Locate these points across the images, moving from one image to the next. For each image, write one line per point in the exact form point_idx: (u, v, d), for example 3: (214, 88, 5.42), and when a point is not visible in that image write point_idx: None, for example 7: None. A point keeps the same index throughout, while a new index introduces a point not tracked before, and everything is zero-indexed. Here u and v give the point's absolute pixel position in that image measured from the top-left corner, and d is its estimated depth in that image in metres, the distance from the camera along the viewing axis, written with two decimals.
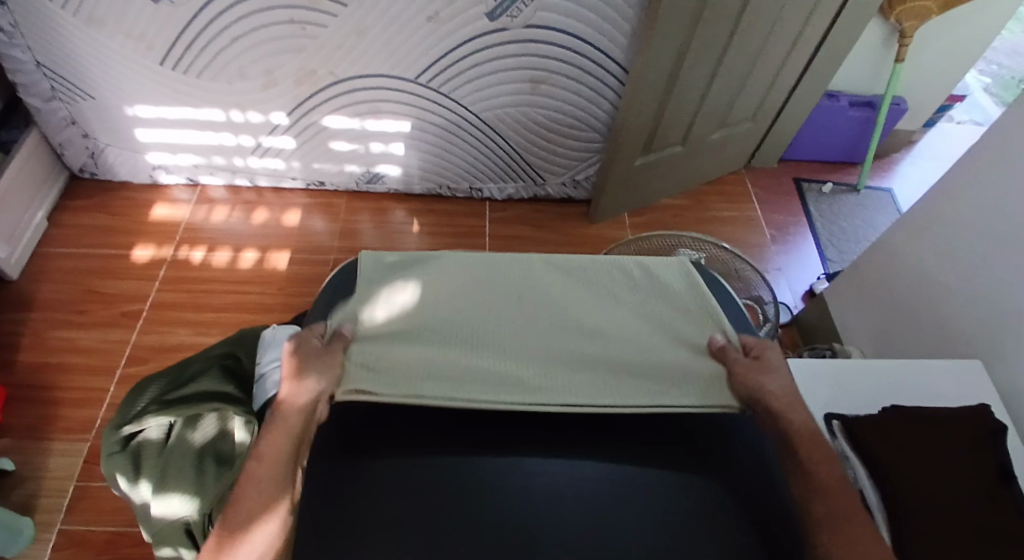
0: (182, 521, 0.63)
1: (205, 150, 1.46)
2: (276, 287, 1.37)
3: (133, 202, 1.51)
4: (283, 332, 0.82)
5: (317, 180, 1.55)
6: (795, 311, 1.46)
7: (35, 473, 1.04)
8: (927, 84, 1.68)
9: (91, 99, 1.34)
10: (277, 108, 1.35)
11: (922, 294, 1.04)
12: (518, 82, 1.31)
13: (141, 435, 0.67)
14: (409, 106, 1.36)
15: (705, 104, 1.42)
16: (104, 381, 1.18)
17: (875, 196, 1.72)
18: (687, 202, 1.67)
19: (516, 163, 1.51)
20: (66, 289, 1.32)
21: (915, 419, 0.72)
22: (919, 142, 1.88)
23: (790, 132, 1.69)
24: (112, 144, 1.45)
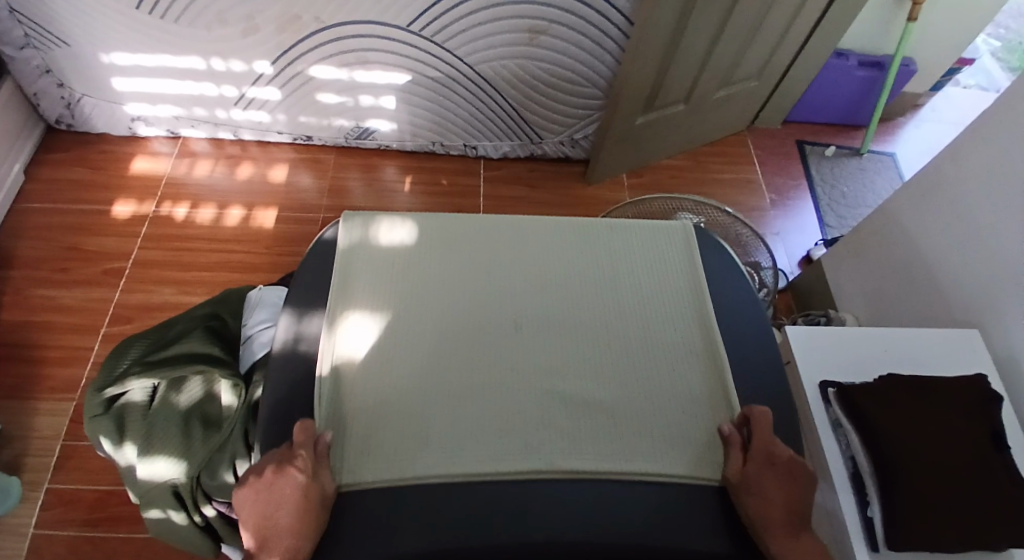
0: (170, 483, 0.63)
1: (185, 101, 1.39)
2: (264, 246, 1.33)
3: (112, 155, 1.45)
4: (270, 293, 0.80)
5: (304, 135, 1.49)
6: (791, 277, 1.45)
7: (23, 432, 1.03)
8: (938, 44, 1.62)
9: (65, 47, 1.25)
10: (260, 56, 1.28)
11: (921, 263, 1.02)
12: (515, 32, 1.23)
13: (125, 397, 0.65)
14: (399, 57, 1.28)
15: (710, 61, 1.36)
16: (89, 341, 1.15)
17: (877, 160, 1.69)
18: (687, 163, 1.63)
19: (512, 120, 1.45)
20: (46, 245, 1.28)
21: (913, 387, 0.71)
22: (925, 106, 1.83)
23: (795, 92, 1.63)
24: (86, 94, 1.37)
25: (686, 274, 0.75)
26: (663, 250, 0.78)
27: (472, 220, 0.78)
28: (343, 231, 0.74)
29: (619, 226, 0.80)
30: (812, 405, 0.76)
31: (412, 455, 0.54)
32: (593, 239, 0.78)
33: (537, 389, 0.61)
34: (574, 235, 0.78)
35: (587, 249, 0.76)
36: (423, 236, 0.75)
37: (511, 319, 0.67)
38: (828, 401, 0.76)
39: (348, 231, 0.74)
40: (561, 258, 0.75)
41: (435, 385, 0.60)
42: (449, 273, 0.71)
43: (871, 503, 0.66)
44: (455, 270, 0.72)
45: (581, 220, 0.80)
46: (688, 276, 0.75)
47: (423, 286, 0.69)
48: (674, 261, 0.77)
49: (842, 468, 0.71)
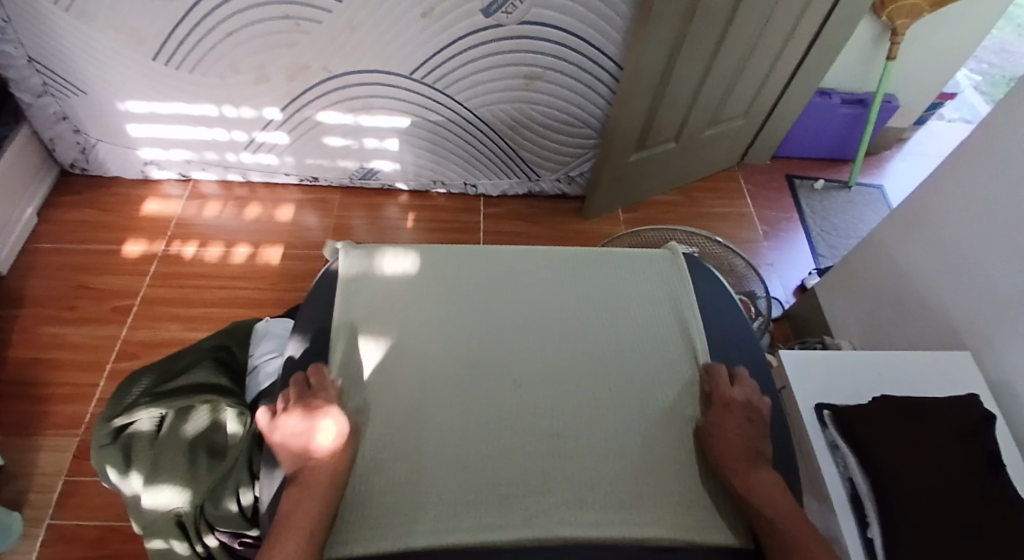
0: (175, 512, 0.64)
1: (197, 145, 1.45)
2: (270, 282, 1.36)
3: (125, 197, 1.50)
4: (276, 325, 0.83)
5: (310, 176, 1.55)
6: (787, 306, 1.47)
7: (26, 469, 1.03)
8: (916, 83, 1.69)
9: (84, 95, 1.33)
10: (269, 103, 1.35)
11: (911, 289, 1.05)
12: (512, 77, 1.31)
13: (132, 426, 0.67)
14: (402, 102, 1.35)
15: (698, 101, 1.43)
16: (94, 377, 1.17)
17: (866, 193, 1.74)
18: (680, 198, 1.68)
19: (510, 159, 1.51)
20: (57, 284, 1.31)
21: (904, 409, 0.73)
22: (909, 140, 1.89)
23: (782, 129, 1.70)
24: (103, 140, 1.44)
25: (674, 292, 0.79)
26: (652, 271, 0.81)
27: (471, 250, 0.82)
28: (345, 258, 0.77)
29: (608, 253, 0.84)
30: (809, 427, 0.77)
31: (416, 469, 0.57)
32: (586, 264, 0.82)
33: (538, 419, 0.63)
34: (569, 262, 0.82)
35: (580, 274, 0.80)
36: (424, 266, 0.78)
37: (510, 355, 0.69)
38: (825, 424, 0.77)
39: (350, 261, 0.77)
40: (555, 283, 0.78)
41: (437, 411, 0.63)
42: (450, 298, 0.74)
43: (871, 525, 0.66)
44: (455, 296, 0.75)
45: (573, 248, 0.84)
46: (678, 295, 0.78)
47: (424, 310, 0.73)
48: (665, 284, 0.80)
49: (842, 491, 0.71)
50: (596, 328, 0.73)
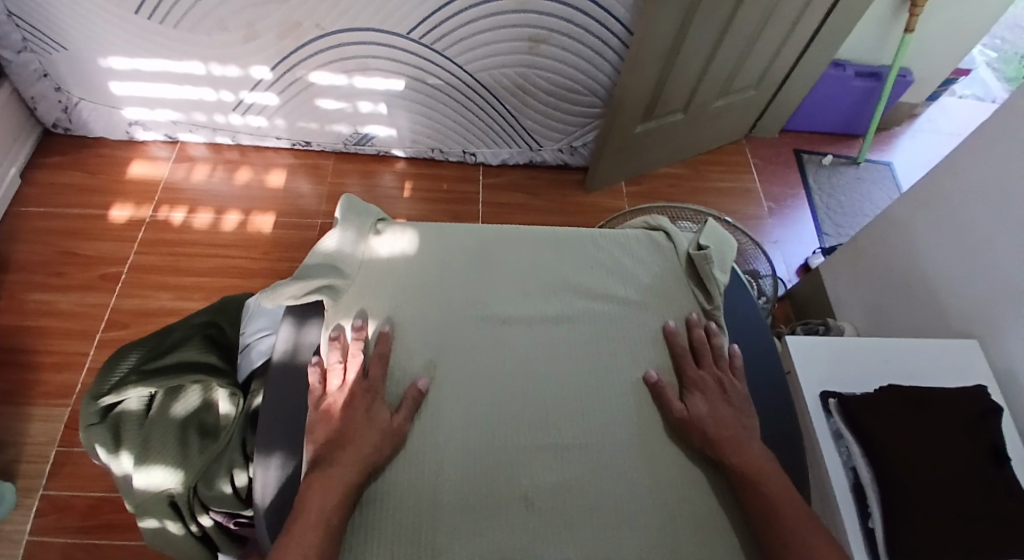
0: (166, 493, 0.62)
1: (184, 105, 1.38)
2: (262, 251, 1.32)
3: (110, 159, 1.44)
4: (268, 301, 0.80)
5: (303, 140, 1.49)
6: (789, 285, 1.45)
7: (17, 439, 1.02)
8: (934, 56, 1.63)
9: (63, 50, 1.25)
10: (259, 62, 1.28)
11: (918, 274, 1.03)
12: (517, 40, 1.24)
13: (121, 405, 0.65)
14: (399, 64, 1.29)
15: (710, 70, 1.36)
16: (84, 346, 1.14)
17: (874, 170, 1.70)
18: (685, 171, 1.63)
19: (511, 127, 1.46)
20: (42, 249, 1.27)
21: (911, 399, 0.72)
22: (921, 116, 1.84)
23: (793, 102, 1.65)
24: (85, 98, 1.37)
25: (679, 273, 0.76)
26: (659, 252, 0.78)
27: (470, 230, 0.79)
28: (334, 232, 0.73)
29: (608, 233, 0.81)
30: (813, 415, 0.76)
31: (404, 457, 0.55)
32: (589, 246, 0.78)
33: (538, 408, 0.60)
34: (572, 245, 0.78)
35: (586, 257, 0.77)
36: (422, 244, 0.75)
37: (509, 340, 0.66)
38: (828, 412, 0.76)
39: (338, 235, 0.73)
40: (563, 270, 0.74)
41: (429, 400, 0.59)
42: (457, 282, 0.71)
43: (873, 515, 0.66)
44: (464, 279, 0.72)
45: (576, 232, 0.81)
46: (684, 267, 0.76)
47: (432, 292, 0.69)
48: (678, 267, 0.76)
49: (843, 479, 0.70)
50: (610, 305, 0.71)
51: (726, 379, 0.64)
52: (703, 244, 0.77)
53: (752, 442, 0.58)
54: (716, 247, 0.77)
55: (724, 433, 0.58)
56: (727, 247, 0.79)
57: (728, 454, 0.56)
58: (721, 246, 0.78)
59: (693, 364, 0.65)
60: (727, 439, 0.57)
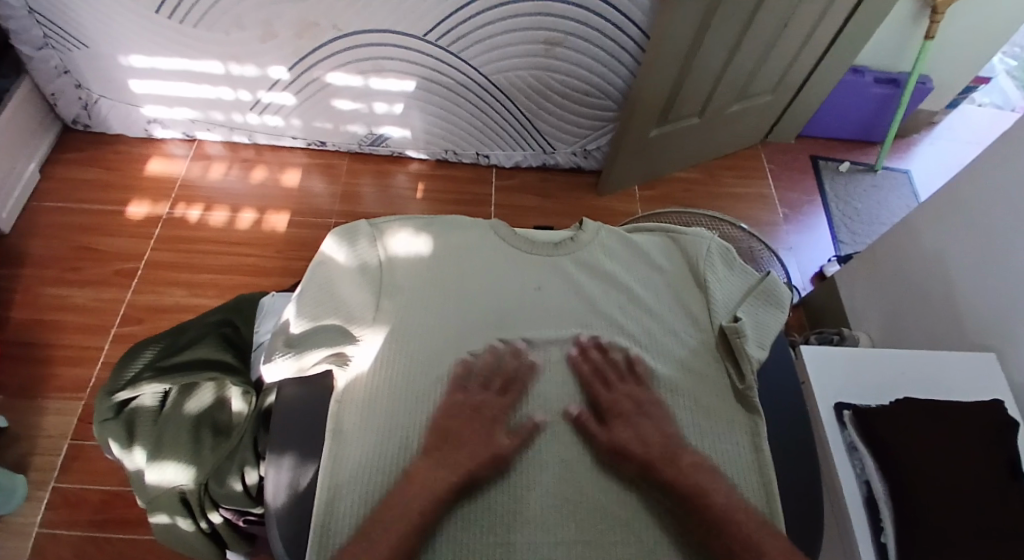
0: (178, 490, 0.63)
1: (201, 104, 1.40)
2: (274, 250, 1.33)
3: (128, 156, 1.46)
4: (282, 299, 0.80)
5: (317, 140, 1.50)
6: (804, 293, 1.43)
7: (32, 431, 1.04)
8: (955, 63, 1.60)
9: (85, 49, 1.27)
10: (276, 62, 1.29)
11: (935, 285, 1.01)
12: (532, 42, 1.24)
13: (135, 401, 0.65)
14: (414, 65, 1.29)
15: (726, 74, 1.35)
16: (99, 340, 1.16)
17: (891, 177, 1.67)
18: (699, 176, 1.62)
19: (525, 129, 1.46)
20: (61, 244, 1.29)
21: (929, 410, 0.70)
22: (941, 123, 1.81)
23: (810, 108, 1.63)
24: (105, 96, 1.39)
25: (711, 336, 0.63)
26: (693, 306, 0.65)
27: (475, 264, 0.65)
28: (335, 244, 0.65)
29: (637, 270, 0.68)
30: (827, 426, 0.75)
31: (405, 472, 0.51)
32: (613, 261, 0.68)
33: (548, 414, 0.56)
34: (588, 285, 0.66)
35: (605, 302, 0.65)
36: (418, 283, 0.62)
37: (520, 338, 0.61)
38: (843, 423, 0.75)
39: (338, 249, 0.65)
40: (574, 320, 0.63)
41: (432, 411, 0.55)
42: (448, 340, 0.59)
43: (886, 530, 0.65)
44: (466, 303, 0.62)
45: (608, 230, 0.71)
46: (721, 270, 0.68)
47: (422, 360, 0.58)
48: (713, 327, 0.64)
49: (856, 491, 0.70)
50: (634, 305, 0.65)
51: (641, 394, 0.57)
52: (743, 310, 0.66)
53: (688, 454, 0.53)
54: (756, 318, 0.66)
55: (656, 457, 0.52)
56: (774, 315, 0.67)
57: (669, 479, 0.50)
58: (765, 314, 0.67)
59: (602, 387, 0.56)
60: (663, 462, 0.51)
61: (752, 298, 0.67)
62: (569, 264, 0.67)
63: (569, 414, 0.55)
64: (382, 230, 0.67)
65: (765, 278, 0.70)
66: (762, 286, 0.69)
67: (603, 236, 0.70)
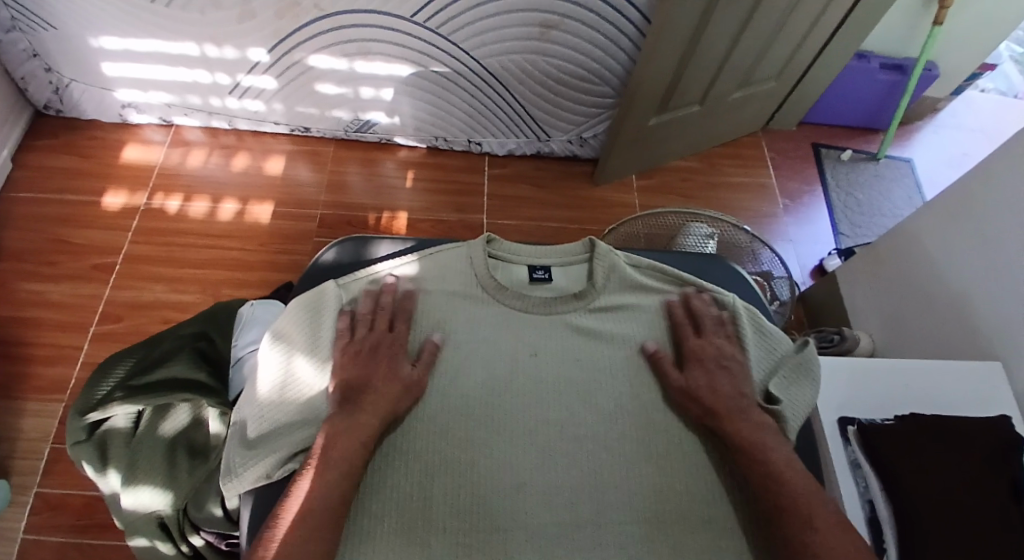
0: (156, 514, 0.60)
1: (179, 88, 1.33)
2: (259, 243, 1.28)
3: (103, 143, 1.39)
4: (263, 309, 0.76)
5: (302, 126, 1.43)
6: (803, 288, 1.41)
7: (10, 434, 1.00)
8: (964, 49, 1.55)
9: (52, 29, 1.19)
10: (256, 44, 1.22)
11: (939, 288, 0.98)
12: (527, 25, 1.17)
13: (107, 422, 0.62)
14: (402, 48, 1.22)
15: (730, 60, 1.30)
16: (76, 339, 1.12)
17: (893, 166, 1.64)
18: (698, 165, 1.57)
19: (519, 116, 1.40)
20: (34, 237, 1.23)
21: (931, 429, 0.68)
22: (944, 110, 1.76)
23: (813, 94, 1.57)
24: (77, 79, 1.31)
25: (742, 410, 0.59)
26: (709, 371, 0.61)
27: (474, 321, 0.62)
28: (300, 315, 0.59)
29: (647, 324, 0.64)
30: (830, 441, 0.73)
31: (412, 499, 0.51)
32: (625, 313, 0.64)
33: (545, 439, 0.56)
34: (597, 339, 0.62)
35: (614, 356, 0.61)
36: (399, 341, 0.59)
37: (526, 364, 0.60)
38: (847, 439, 0.73)
39: (305, 317, 0.59)
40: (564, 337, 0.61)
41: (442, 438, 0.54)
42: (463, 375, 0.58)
43: (889, 551, 0.63)
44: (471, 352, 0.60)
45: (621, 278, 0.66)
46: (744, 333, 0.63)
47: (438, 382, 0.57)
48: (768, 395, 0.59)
49: (859, 511, 0.68)
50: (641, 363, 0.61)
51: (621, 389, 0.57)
52: (775, 388, 0.60)
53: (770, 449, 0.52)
54: (784, 397, 0.58)
55: (724, 405, 0.56)
56: (807, 393, 0.60)
57: (729, 427, 0.54)
58: (798, 391, 0.60)
59: (693, 333, 0.62)
60: (729, 413, 0.55)
61: (783, 374, 0.61)
62: (573, 320, 0.63)
63: (647, 351, 0.61)
64: (358, 294, 0.62)
65: (800, 348, 0.63)
66: (797, 358, 0.62)
67: (610, 288, 0.66)
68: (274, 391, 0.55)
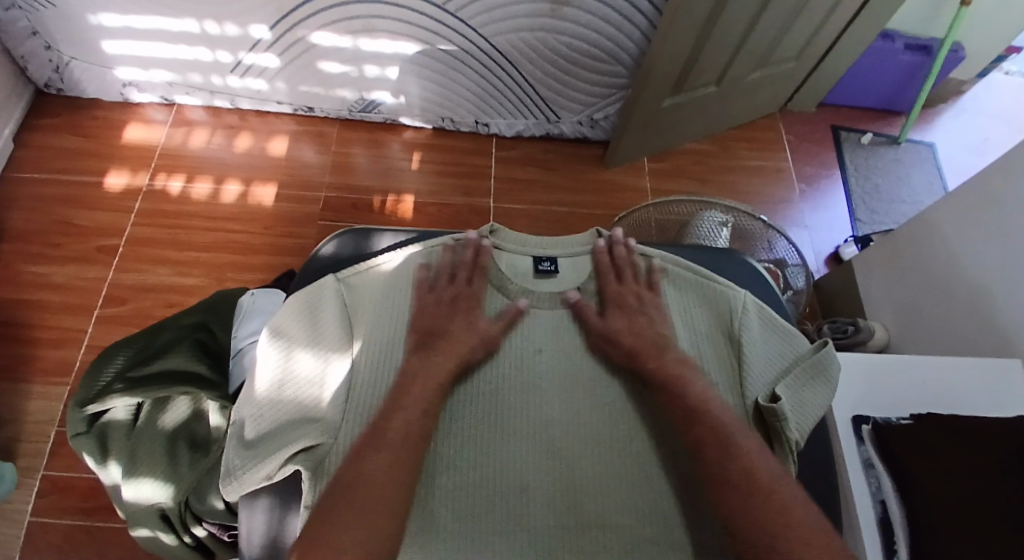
0: (157, 507, 0.59)
1: (179, 65, 1.29)
2: (262, 226, 1.26)
3: (104, 122, 1.37)
4: (263, 298, 0.74)
5: (305, 106, 1.40)
6: (816, 276, 1.37)
7: (17, 417, 1.01)
8: (996, 27, 1.47)
9: (47, 4, 1.16)
10: (257, 21, 1.18)
11: (960, 281, 0.95)
12: (537, 2, 1.12)
13: (107, 414, 0.61)
14: (408, 25, 1.18)
15: (749, 39, 1.24)
16: (81, 323, 1.11)
17: (915, 151, 1.58)
18: (712, 148, 1.52)
19: (528, 96, 1.36)
20: (36, 219, 1.22)
21: (952, 431, 0.65)
22: (970, 92, 1.70)
23: (834, 75, 1.51)
24: (75, 56, 1.28)
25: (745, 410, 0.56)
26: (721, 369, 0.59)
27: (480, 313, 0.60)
28: (297, 310, 0.57)
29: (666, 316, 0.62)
30: (843, 440, 0.71)
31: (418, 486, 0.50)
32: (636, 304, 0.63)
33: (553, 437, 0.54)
34: None
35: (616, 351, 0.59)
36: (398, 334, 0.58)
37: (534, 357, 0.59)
38: (860, 438, 0.71)
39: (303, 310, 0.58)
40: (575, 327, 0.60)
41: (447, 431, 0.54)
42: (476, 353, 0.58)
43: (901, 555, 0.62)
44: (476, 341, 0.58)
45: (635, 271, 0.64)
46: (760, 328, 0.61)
47: None
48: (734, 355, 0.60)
49: (871, 513, 0.66)
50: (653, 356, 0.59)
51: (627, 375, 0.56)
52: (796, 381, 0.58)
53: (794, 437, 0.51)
54: (801, 396, 0.56)
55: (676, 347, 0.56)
56: (824, 395, 0.57)
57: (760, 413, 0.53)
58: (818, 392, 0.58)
59: (613, 280, 0.63)
60: (646, 353, 0.56)
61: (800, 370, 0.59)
62: (574, 311, 0.62)
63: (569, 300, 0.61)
64: (355, 287, 0.60)
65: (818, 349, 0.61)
66: (813, 358, 0.59)
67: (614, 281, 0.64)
68: (272, 388, 0.53)
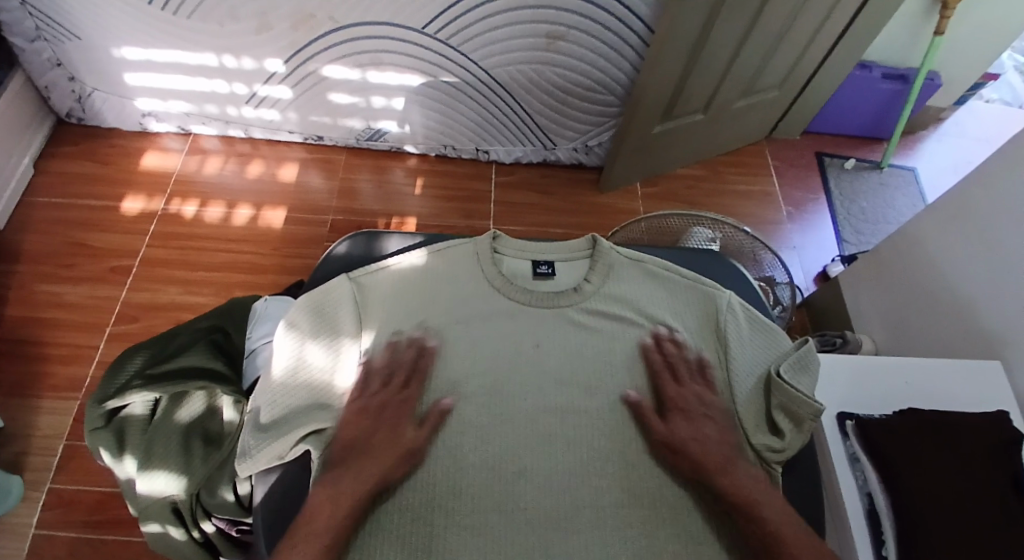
0: (170, 499, 0.62)
1: (196, 97, 1.37)
2: (271, 247, 1.31)
3: (122, 150, 1.44)
4: (276, 304, 0.78)
5: (315, 135, 1.47)
6: (806, 293, 1.41)
7: (26, 431, 1.03)
8: (965, 59, 1.57)
9: (76, 40, 1.25)
10: (272, 55, 1.26)
11: (941, 291, 0.99)
12: (533, 37, 1.21)
13: (125, 409, 0.64)
14: (413, 59, 1.26)
15: (732, 69, 1.32)
16: (93, 339, 1.15)
17: (898, 175, 1.65)
18: (703, 173, 1.59)
19: (525, 125, 1.43)
20: (54, 240, 1.27)
21: (932, 425, 0.68)
22: (948, 120, 1.78)
23: (816, 104, 1.60)
24: (98, 88, 1.36)
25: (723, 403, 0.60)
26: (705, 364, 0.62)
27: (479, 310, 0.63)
28: (315, 307, 0.62)
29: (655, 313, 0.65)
30: (829, 437, 0.74)
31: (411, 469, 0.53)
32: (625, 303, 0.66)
33: (551, 427, 0.57)
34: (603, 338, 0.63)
35: (613, 345, 0.63)
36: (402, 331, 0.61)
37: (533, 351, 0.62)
38: (846, 434, 0.74)
39: (321, 304, 0.63)
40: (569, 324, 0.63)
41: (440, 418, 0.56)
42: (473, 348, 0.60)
43: (888, 544, 0.64)
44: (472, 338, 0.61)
45: (627, 275, 0.68)
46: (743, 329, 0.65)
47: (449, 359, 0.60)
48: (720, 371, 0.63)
49: (858, 505, 0.68)
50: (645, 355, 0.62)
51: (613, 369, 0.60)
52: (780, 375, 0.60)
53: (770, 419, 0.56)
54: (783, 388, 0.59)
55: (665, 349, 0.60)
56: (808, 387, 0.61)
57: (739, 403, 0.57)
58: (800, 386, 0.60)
59: (603, 279, 0.66)
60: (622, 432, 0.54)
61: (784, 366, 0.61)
62: (576, 313, 0.64)
63: (628, 400, 0.59)
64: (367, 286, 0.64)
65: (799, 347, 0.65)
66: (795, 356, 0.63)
67: (612, 281, 0.66)
68: (286, 376, 0.58)
